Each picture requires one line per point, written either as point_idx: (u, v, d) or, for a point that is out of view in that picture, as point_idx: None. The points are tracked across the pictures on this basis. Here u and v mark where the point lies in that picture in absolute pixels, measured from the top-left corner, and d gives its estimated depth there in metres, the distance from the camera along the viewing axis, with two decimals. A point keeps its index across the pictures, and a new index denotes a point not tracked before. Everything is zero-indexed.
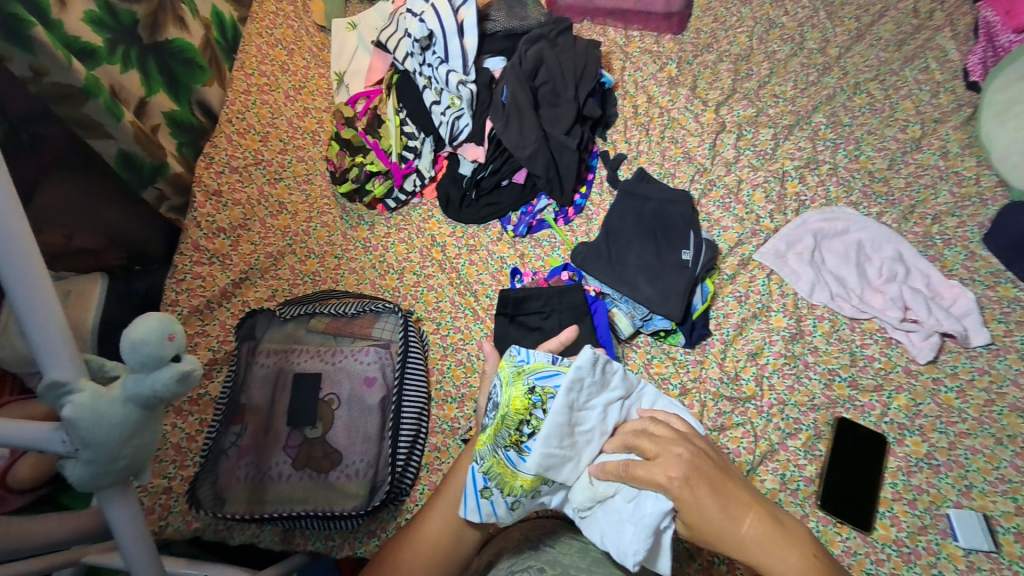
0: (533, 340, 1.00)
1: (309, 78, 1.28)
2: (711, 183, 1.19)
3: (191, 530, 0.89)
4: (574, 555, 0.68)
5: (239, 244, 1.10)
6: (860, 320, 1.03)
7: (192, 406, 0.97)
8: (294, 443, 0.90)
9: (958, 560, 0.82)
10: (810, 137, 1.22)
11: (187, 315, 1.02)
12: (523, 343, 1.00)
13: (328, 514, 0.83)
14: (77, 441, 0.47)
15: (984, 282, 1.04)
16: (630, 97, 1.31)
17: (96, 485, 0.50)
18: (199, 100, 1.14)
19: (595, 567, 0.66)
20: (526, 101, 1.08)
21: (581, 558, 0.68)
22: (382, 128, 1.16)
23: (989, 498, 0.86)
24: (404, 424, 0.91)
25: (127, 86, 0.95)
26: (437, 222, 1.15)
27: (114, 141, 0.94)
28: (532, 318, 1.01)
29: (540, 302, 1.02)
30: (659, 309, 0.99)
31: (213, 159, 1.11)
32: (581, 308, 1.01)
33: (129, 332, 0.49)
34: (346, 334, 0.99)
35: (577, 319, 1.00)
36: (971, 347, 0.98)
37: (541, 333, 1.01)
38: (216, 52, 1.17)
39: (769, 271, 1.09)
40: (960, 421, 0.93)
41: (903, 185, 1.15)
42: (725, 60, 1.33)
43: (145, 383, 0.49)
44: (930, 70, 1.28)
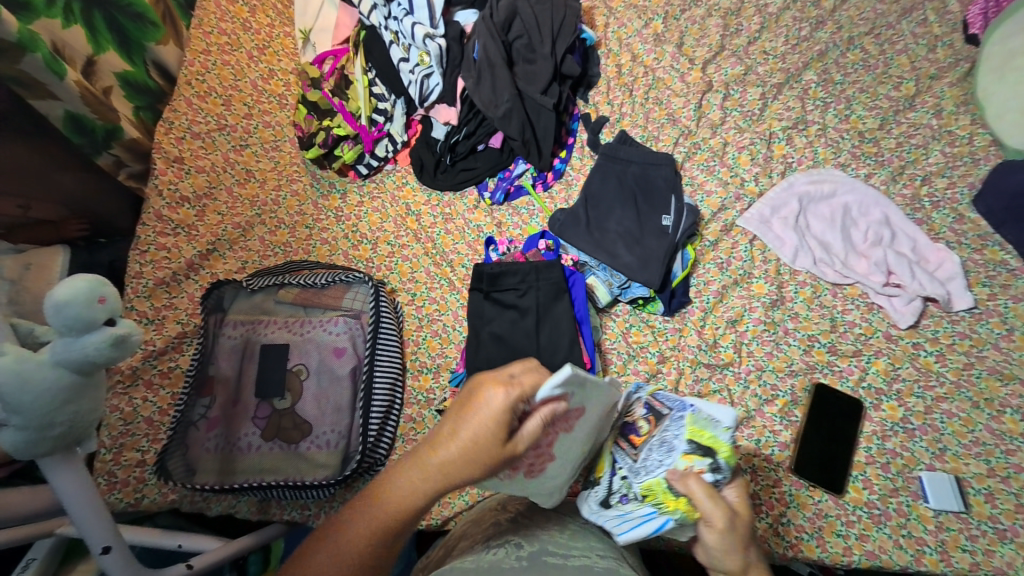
0: (508, 319, 0.94)
1: (273, 37, 1.21)
2: (695, 146, 1.14)
3: (168, 502, 0.89)
4: (555, 530, 0.71)
5: (205, 214, 1.06)
6: (842, 286, 1.01)
7: (163, 379, 0.96)
8: (263, 414, 0.89)
9: (928, 521, 0.83)
10: (800, 96, 1.17)
11: (153, 288, 1.00)
12: (497, 322, 0.95)
13: (299, 484, 0.82)
14: (5, 407, 0.45)
15: (971, 245, 1.01)
16: (614, 55, 1.24)
17: (33, 453, 0.48)
18: (155, 60, 1.08)
19: (574, 539, 0.69)
20: (499, 56, 1.01)
21: (559, 531, 0.71)
22: (350, 90, 1.11)
23: (963, 461, 0.87)
24: (375, 395, 0.89)
25: (71, 43, 0.90)
26: (411, 189, 1.12)
27: (60, 101, 0.90)
28: (507, 296, 0.94)
29: (516, 278, 0.95)
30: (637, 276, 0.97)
31: (173, 124, 1.08)
32: (560, 285, 0.95)
33: (53, 293, 0.46)
34: (316, 305, 0.96)
35: (555, 297, 0.94)
36: (953, 311, 0.97)
37: (517, 311, 0.95)
38: (170, 8, 1.10)
39: (752, 237, 1.06)
40: (938, 385, 0.92)
41: (893, 145, 1.11)
42: (714, 15, 1.26)
43: (75, 347, 0.47)
44: (928, 23, 1.21)
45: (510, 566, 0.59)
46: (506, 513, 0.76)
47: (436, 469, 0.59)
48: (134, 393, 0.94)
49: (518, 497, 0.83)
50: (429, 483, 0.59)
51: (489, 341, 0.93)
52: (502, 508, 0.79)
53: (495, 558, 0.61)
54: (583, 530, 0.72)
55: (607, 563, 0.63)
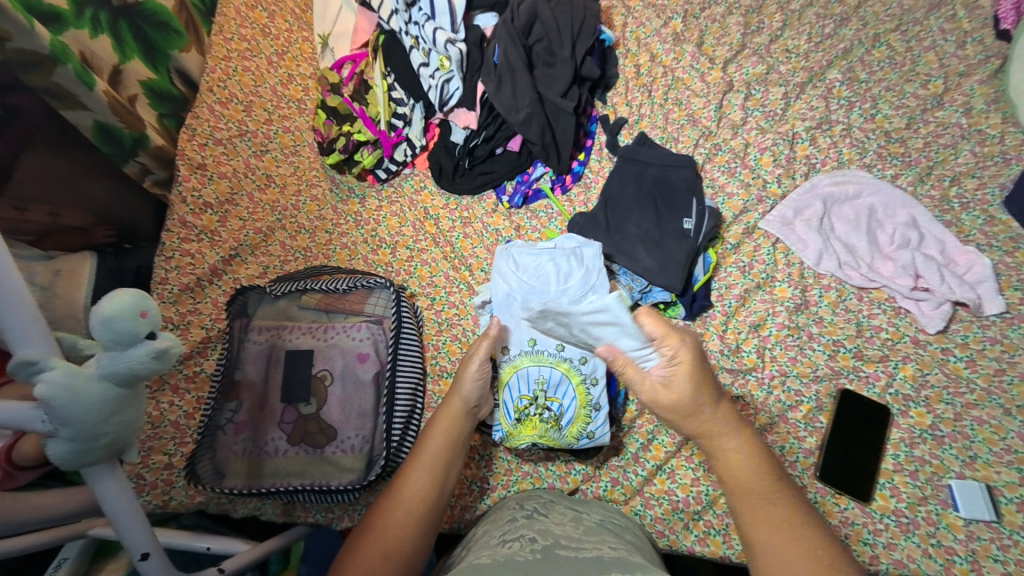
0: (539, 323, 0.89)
1: (292, 42, 1.22)
2: (716, 147, 1.13)
3: (195, 504, 0.90)
4: (568, 526, 0.72)
5: (228, 220, 1.07)
6: (868, 290, 0.99)
7: (189, 383, 0.97)
8: (289, 419, 0.90)
9: (958, 530, 0.82)
10: (824, 96, 1.14)
11: (178, 294, 1.01)
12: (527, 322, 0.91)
13: (325, 488, 0.83)
14: (54, 419, 0.46)
15: (1001, 248, 0.99)
16: (632, 55, 1.23)
17: (80, 463, 0.49)
18: (178, 67, 1.08)
19: (587, 535, 0.70)
20: (520, 59, 1.00)
21: (574, 526, 0.72)
22: (370, 95, 1.10)
23: (994, 469, 0.85)
24: (398, 400, 0.90)
25: (99, 53, 0.91)
26: (430, 193, 1.12)
27: (90, 111, 0.90)
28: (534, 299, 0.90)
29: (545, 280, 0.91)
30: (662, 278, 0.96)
31: (196, 131, 1.09)
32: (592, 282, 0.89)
33: (99, 308, 0.47)
34: (339, 310, 0.98)
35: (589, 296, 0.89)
36: (983, 315, 0.95)
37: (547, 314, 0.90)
38: (192, 15, 1.11)
39: (774, 240, 1.05)
40: (968, 391, 0.90)
41: (921, 146, 1.08)
42: (734, 13, 1.24)
43: (120, 360, 0.48)
44: (957, 18, 1.18)
45: (525, 558, 0.61)
46: (523, 510, 0.78)
47: (429, 469, 0.72)
48: (162, 397, 0.96)
49: (533, 493, 0.84)
50: (432, 475, 0.71)
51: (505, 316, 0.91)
52: (517, 505, 0.80)
53: (511, 551, 0.63)
54: (597, 526, 0.73)
55: (618, 553, 0.64)
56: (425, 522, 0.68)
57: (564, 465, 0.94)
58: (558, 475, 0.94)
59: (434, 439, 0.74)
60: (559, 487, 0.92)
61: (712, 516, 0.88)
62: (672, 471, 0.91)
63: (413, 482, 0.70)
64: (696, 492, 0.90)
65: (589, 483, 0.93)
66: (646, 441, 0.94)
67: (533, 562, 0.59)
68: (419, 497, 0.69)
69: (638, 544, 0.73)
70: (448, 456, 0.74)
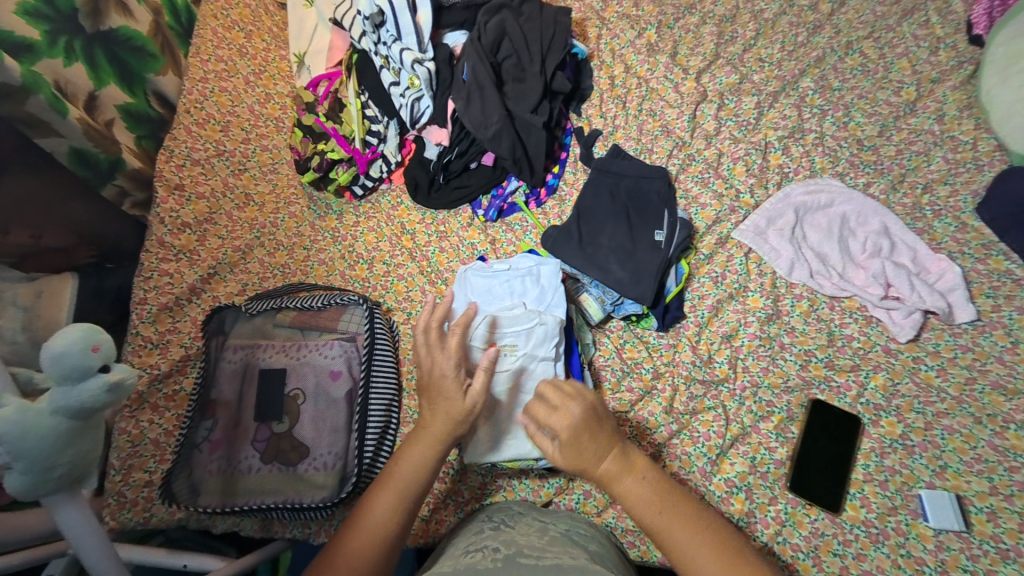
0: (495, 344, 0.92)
1: (270, 61, 1.24)
2: (690, 157, 1.13)
3: (174, 521, 0.92)
4: (532, 536, 0.73)
5: (206, 239, 1.09)
6: (840, 299, 1.00)
7: (168, 402, 0.99)
8: (262, 437, 0.91)
9: (927, 540, 0.82)
10: (797, 104, 1.15)
11: (158, 313, 1.03)
12: None
13: (297, 505, 0.85)
14: (8, 454, 0.48)
15: (974, 254, 0.99)
16: (607, 67, 1.23)
17: (38, 494, 0.50)
18: (155, 90, 1.11)
19: (550, 544, 0.71)
20: (487, 77, 1.02)
21: (538, 537, 0.73)
22: (344, 113, 1.12)
23: (964, 478, 0.85)
24: (371, 416, 0.91)
25: (73, 80, 0.93)
26: (406, 208, 1.13)
27: (64, 139, 0.92)
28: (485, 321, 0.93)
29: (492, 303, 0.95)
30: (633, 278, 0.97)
31: (174, 152, 1.11)
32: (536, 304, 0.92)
33: (50, 345, 0.49)
34: (314, 327, 1.00)
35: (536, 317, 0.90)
36: (955, 323, 0.95)
37: None
38: (168, 37, 1.13)
39: (747, 250, 1.05)
40: (938, 400, 0.90)
41: (893, 153, 1.08)
42: (708, 22, 1.25)
43: (72, 394, 0.50)
44: (930, 24, 1.18)
45: (486, 567, 0.62)
46: (490, 523, 0.78)
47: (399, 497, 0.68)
48: (141, 416, 0.97)
49: (505, 506, 0.85)
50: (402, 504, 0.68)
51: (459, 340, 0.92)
52: (486, 516, 0.81)
53: (472, 560, 0.64)
54: (561, 537, 0.74)
55: (578, 561, 0.64)
56: (388, 547, 0.66)
57: (538, 478, 0.95)
58: (532, 488, 0.94)
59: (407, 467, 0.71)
60: (532, 500, 0.93)
61: None
62: None
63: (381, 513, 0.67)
64: None
65: (562, 495, 0.94)
66: None
67: (494, 570, 0.61)
68: (384, 528, 0.66)
69: (602, 554, 0.73)
70: (421, 481, 0.71)
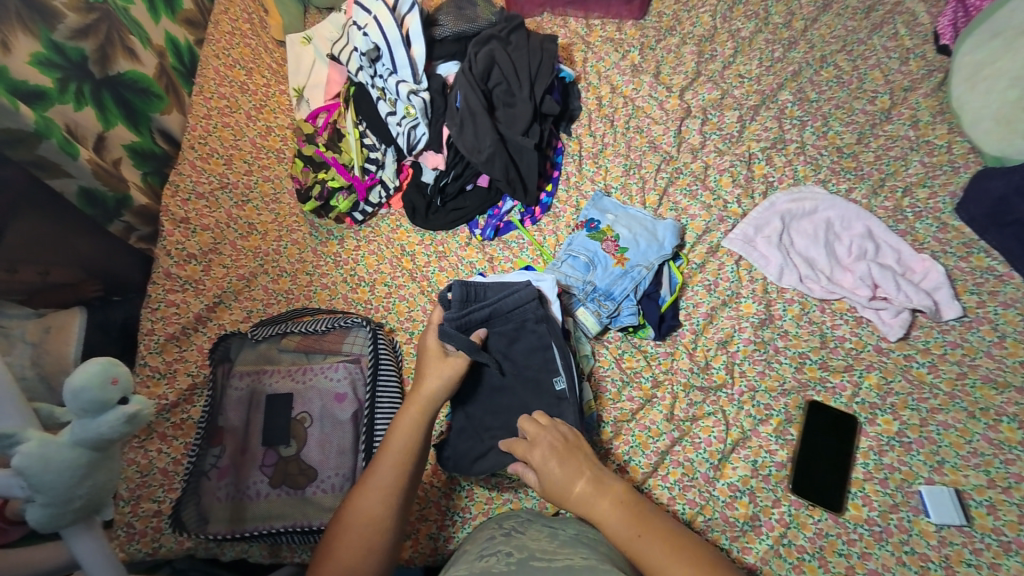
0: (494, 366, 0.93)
1: (269, 96, 1.29)
2: (677, 171, 1.17)
3: (183, 550, 0.92)
4: (543, 540, 0.75)
5: (211, 269, 1.12)
6: (830, 301, 1.02)
7: (175, 430, 1.00)
8: (270, 462, 0.92)
9: (930, 536, 0.83)
10: (777, 116, 1.20)
11: (164, 343, 1.05)
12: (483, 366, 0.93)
13: (307, 529, 0.85)
14: (30, 486, 0.50)
15: (956, 253, 1.02)
16: (593, 88, 1.28)
17: (57, 525, 0.52)
18: (160, 128, 1.15)
19: (562, 547, 0.73)
20: (479, 104, 1.06)
21: (548, 541, 0.74)
22: (343, 142, 1.18)
23: (962, 473, 0.86)
24: (376, 436, 0.92)
25: (82, 123, 0.97)
26: (405, 231, 1.16)
27: (74, 178, 0.96)
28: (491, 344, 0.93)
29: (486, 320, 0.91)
30: (626, 286, 1.01)
31: (179, 187, 1.15)
32: (542, 337, 0.92)
33: (71, 380, 0.52)
34: (318, 351, 1.02)
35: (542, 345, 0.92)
36: (942, 320, 0.97)
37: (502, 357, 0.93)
38: (172, 79, 1.18)
39: (737, 257, 1.08)
40: (931, 396, 0.92)
41: (872, 159, 1.13)
42: (688, 43, 1.31)
43: (91, 426, 0.52)
44: (899, 36, 1.24)
45: (497, 571, 0.64)
46: (501, 529, 0.79)
47: (388, 491, 0.72)
48: (149, 445, 0.98)
49: (512, 513, 0.86)
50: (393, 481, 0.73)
51: (466, 360, 0.94)
52: (496, 524, 0.83)
53: (486, 565, 0.66)
54: (572, 539, 0.75)
55: (589, 561, 0.66)
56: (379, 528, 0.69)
57: None
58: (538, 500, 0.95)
59: (381, 469, 0.74)
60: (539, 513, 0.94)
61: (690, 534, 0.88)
62: (649, 492, 0.92)
63: (368, 507, 0.70)
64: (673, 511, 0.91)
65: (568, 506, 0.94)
66: (623, 462, 0.95)
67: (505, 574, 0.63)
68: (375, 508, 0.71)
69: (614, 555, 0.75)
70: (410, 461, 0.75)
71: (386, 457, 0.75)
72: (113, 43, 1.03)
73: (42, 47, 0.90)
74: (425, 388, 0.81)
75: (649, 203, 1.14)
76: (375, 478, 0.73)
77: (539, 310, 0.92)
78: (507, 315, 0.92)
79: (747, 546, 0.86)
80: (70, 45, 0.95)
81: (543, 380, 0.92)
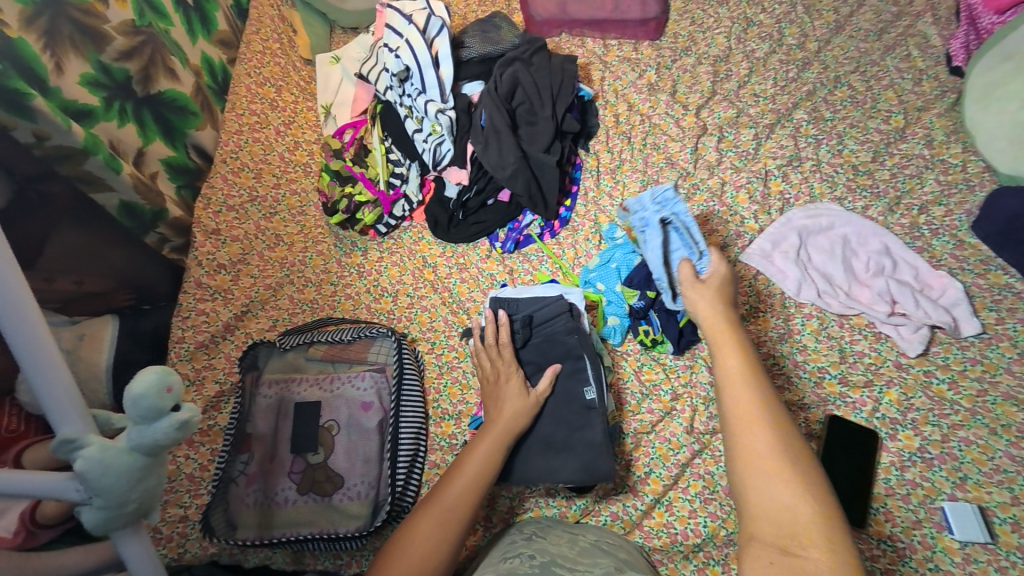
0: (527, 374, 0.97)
1: (297, 112, 1.33)
2: (694, 187, 1.19)
3: (208, 555, 0.93)
4: (563, 546, 0.76)
5: (239, 278, 1.15)
6: (848, 316, 1.04)
7: (203, 437, 1.02)
8: (298, 469, 0.94)
9: (954, 553, 0.83)
10: (792, 134, 1.22)
11: (194, 351, 1.07)
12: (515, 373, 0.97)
13: (334, 536, 0.87)
14: (90, 489, 0.52)
15: (973, 270, 1.03)
16: (610, 106, 1.31)
17: (110, 526, 0.55)
18: (194, 144, 1.19)
19: (582, 555, 0.74)
20: (503, 122, 1.10)
21: (569, 547, 0.75)
22: (369, 158, 1.21)
23: (984, 490, 0.87)
24: (401, 445, 0.95)
25: (124, 140, 1.01)
26: (427, 243, 1.19)
27: (115, 192, 1.00)
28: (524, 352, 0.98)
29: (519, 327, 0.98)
30: (643, 290, 1.04)
31: (210, 199, 1.19)
32: (572, 347, 0.96)
33: (131, 387, 0.54)
34: (343, 360, 1.04)
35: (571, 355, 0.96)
36: (962, 337, 0.98)
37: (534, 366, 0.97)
38: (207, 96, 1.23)
39: (755, 272, 1.10)
40: (952, 412, 0.93)
41: (887, 177, 1.14)
42: (704, 63, 1.34)
43: (147, 433, 0.55)
44: (912, 57, 1.27)
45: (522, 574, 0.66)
46: (522, 534, 0.80)
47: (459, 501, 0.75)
48: (178, 451, 1.00)
49: (536, 520, 0.86)
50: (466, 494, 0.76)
51: None
52: (514, 530, 0.84)
53: (510, 568, 0.68)
54: (592, 546, 0.76)
55: (610, 570, 0.67)
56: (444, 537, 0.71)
57: (564, 502, 0.96)
58: (558, 512, 0.96)
59: (455, 489, 0.76)
60: None
61: (711, 547, 0.89)
62: (670, 504, 0.93)
63: (437, 516, 0.73)
64: (694, 524, 0.91)
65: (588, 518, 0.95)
66: (643, 473, 0.96)
67: None
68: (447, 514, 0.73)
69: (632, 562, 0.76)
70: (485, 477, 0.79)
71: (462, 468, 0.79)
72: (155, 63, 1.08)
73: (91, 68, 0.95)
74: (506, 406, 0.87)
75: None
76: (448, 498, 0.75)
77: (570, 322, 0.98)
78: (540, 325, 0.99)
79: None
80: (116, 67, 0.99)
81: (573, 389, 0.94)
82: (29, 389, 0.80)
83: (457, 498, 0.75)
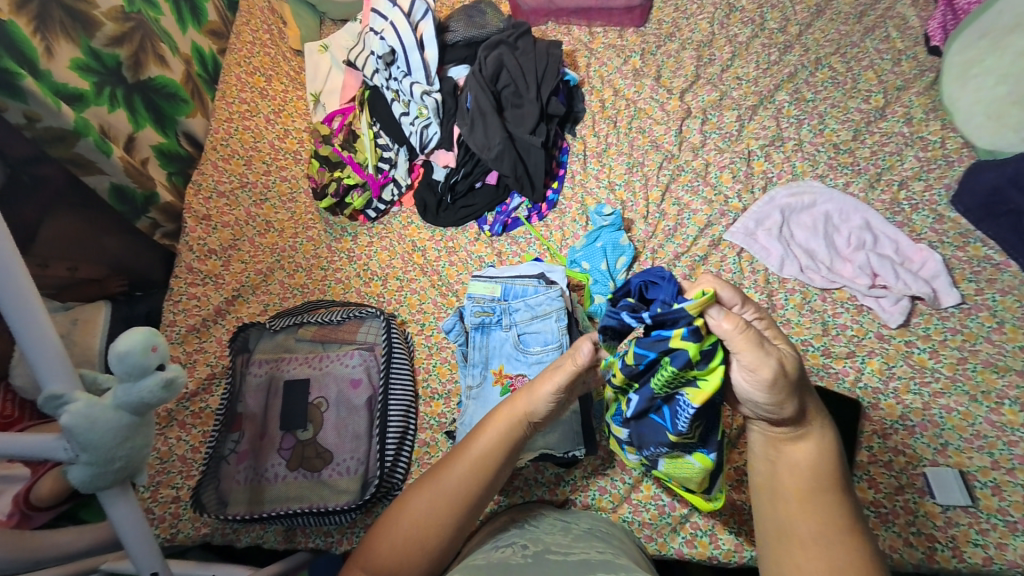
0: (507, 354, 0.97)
1: (287, 101, 1.35)
2: (679, 168, 1.21)
3: (201, 535, 0.94)
4: (557, 533, 0.76)
5: (230, 264, 1.16)
6: (831, 290, 1.05)
7: (194, 419, 1.03)
8: (287, 445, 0.95)
9: (936, 517, 0.84)
10: (774, 115, 1.24)
11: (185, 334, 1.08)
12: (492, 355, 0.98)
13: (322, 510, 0.88)
14: (76, 445, 0.54)
15: (953, 243, 1.05)
16: (597, 91, 1.33)
17: (97, 486, 0.56)
18: (185, 131, 1.21)
19: (576, 540, 0.74)
20: (489, 105, 1.12)
21: (563, 534, 0.76)
22: (357, 143, 1.24)
23: (965, 455, 0.88)
24: (390, 422, 0.96)
25: (115, 125, 1.03)
26: (417, 227, 1.21)
27: (107, 175, 1.01)
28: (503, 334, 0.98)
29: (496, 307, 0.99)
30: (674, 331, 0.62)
31: (201, 186, 1.20)
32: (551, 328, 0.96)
33: (116, 345, 0.57)
34: (333, 340, 1.05)
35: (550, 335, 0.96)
36: (942, 308, 1.00)
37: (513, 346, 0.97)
38: (198, 85, 1.25)
39: (739, 250, 1.11)
40: (933, 380, 0.94)
41: (868, 155, 1.16)
42: (688, 48, 1.36)
43: (134, 391, 0.57)
44: (891, 38, 1.29)
45: (516, 562, 0.65)
46: (515, 522, 0.81)
47: (425, 523, 0.66)
48: (169, 433, 1.01)
49: (526, 508, 0.86)
50: (439, 509, 0.67)
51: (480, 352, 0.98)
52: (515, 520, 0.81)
53: (504, 555, 0.68)
54: (585, 533, 0.77)
55: (604, 556, 0.68)
56: (421, 548, 0.65)
57: (552, 477, 0.97)
58: (548, 487, 0.96)
59: (433, 495, 0.68)
60: (549, 499, 0.95)
61: (698, 518, 0.90)
62: (656, 477, 0.94)
63: (411, 529, 0.66)
64: (681, 496, 0.92)
65: (578, 493, 0.96)
66: None
67: (523, 565, 0.64)
68: (420, 534, 0.66)
69: (626, 548, 0.76)
70: (464, 497, 0.68)
71: (440, 480, 0.69)
72: (145, 50, 1.09)
73: (82, 54, 0.97)
74: (515, 411, 0.73)
75: (652, 199, 1.18)
76: (445, 481, 0.69)
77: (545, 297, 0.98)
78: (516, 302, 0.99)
79: (754, 529, 0.88)
80: (107, 52, 1.01)
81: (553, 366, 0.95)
82: (25, 375, 0.85)
83: (457, 486, 0.68)
